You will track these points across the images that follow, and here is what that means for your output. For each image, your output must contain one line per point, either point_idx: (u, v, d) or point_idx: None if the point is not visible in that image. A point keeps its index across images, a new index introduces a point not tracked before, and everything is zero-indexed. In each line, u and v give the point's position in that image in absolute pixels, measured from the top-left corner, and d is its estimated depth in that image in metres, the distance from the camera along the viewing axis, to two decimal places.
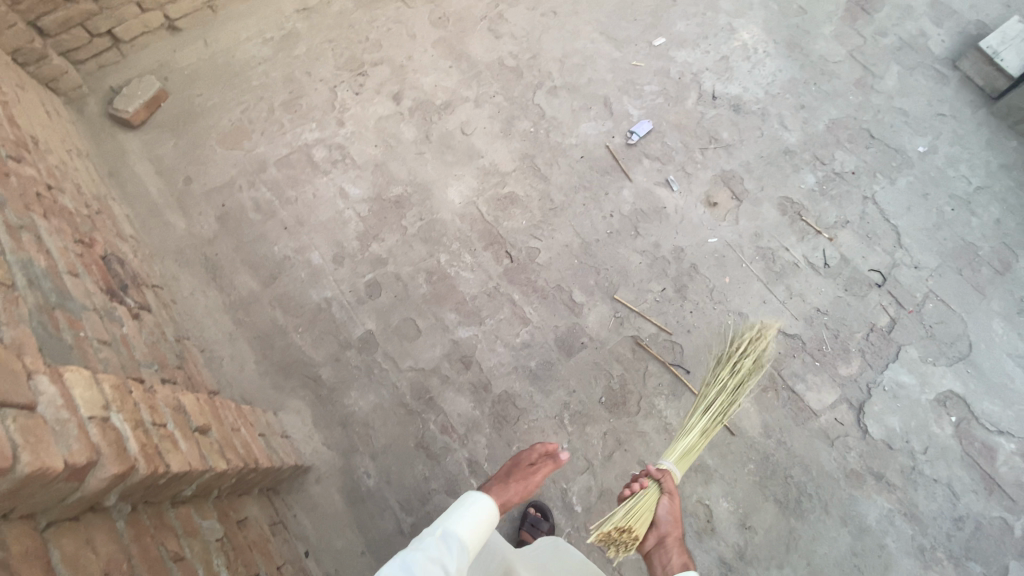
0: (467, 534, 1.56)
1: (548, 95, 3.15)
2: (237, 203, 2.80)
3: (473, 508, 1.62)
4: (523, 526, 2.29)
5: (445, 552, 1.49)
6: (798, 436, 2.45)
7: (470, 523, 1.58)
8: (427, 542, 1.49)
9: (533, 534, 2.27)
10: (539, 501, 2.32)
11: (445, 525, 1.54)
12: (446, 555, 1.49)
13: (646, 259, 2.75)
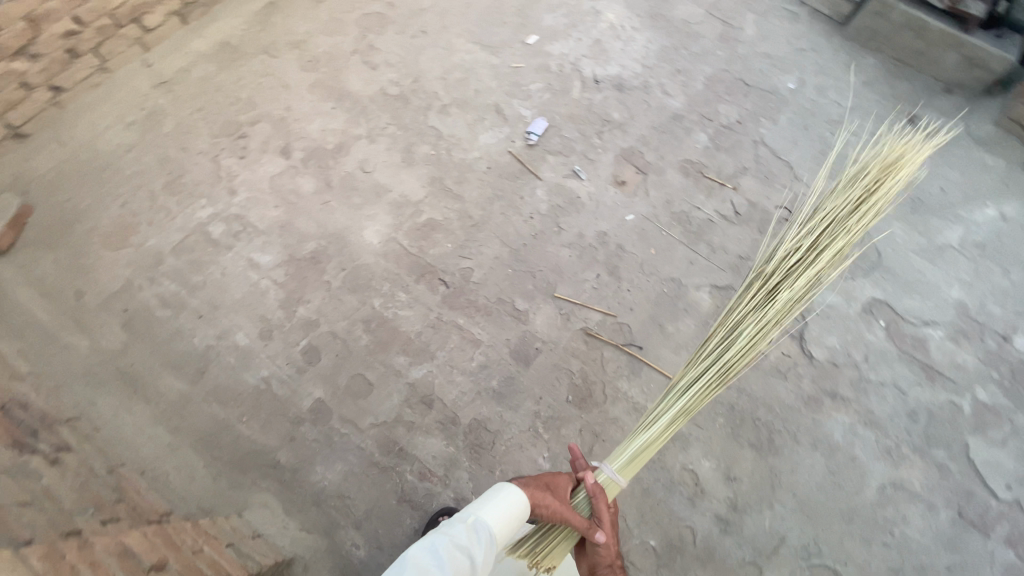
0: (499, 528, 1.46)
1: (440, 114, 3.12)
2: (141, 305, 2.59)
3: (507, 496, 1.51)
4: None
5: (473, 543, 1.40)
6: (754, 379, 2.57)
7: (501, 514, 1.47)
8: (458, 530, 1.40)
9: None
10: None
11: (477, 514, 1.45)
12: (473, 545, 1.40)
13: (575, 251, 2.79)
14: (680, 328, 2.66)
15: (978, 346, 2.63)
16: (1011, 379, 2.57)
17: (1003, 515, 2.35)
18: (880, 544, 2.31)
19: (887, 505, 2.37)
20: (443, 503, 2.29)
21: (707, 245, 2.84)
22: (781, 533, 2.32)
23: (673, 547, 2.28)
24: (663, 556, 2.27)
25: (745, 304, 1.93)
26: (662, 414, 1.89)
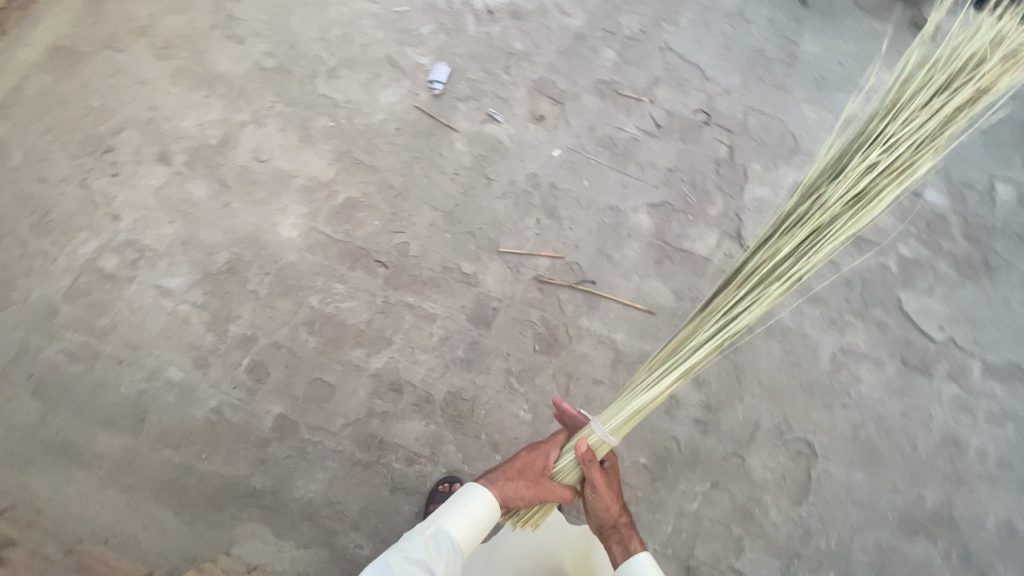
0: (462, 534, 1.44)
1: (331, 80, 2.82)
2: (47, 365, 2.28)
3: (473, 500, 1.49)
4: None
5: (433, 557, 1.38)
6: (705, 285, 2.64)
7: (463, 521, 1.45)
8: (417, 546, 1.38)
9: None
10: None
11: (438, 525, 1.43)
12: (434, 559, 1.38)
13: (509, 199, 2.69)
14: (628, 253, 2.66)
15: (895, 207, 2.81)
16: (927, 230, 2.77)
17: (937, 352, 2.60)
18: (840, 406, 2.51)
19: (840, 370, 2.56)
20: (436, 481, 2.26)
21: (636, 164, 2.80)
22: (756, 420, 2.46)
23: (663, 459, 2.38)
24: (657, 470, 2.36)
25: (778, 244, 1.55)
26: (658, 372, 1.68)
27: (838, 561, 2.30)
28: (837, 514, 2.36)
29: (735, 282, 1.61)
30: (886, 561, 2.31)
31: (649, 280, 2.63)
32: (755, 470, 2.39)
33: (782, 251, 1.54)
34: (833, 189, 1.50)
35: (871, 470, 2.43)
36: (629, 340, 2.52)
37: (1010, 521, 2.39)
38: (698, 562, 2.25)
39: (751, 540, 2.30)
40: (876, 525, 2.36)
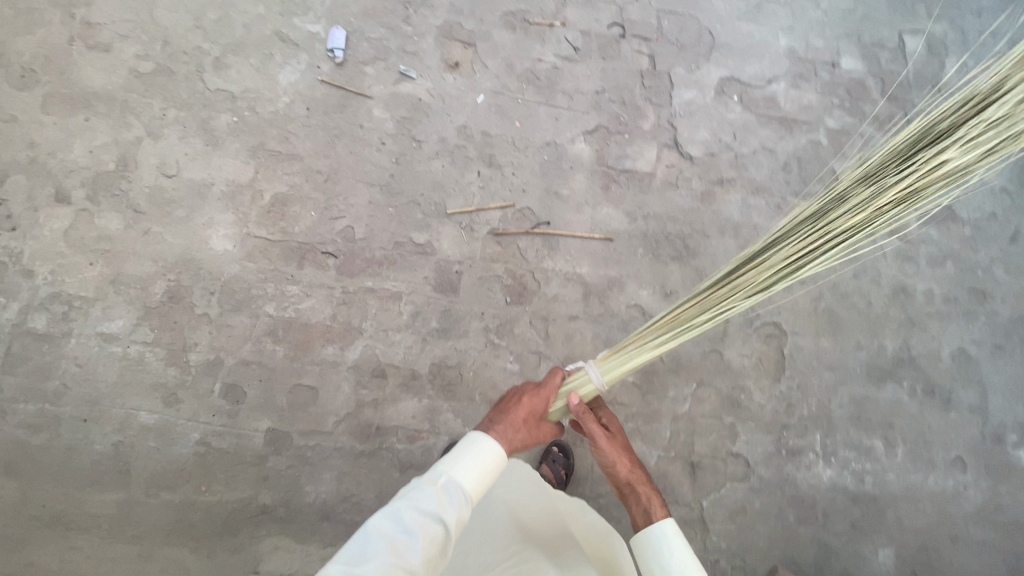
0: (471, 485, 1.43)
1: (221, 71, 2.57)
2: (5, 443, 2.13)
3: (485, 451, 1.47)
4: (544, 461, 2.30)
5: (444, 507, 1.36)
6: (655, 200, 2.67)
7: (472, 473, 1.44)
8: (426, 496, 1.36)
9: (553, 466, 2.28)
10: (562, 441, 2.37)
11: (450, 476, 1.41)
12: (443, 509, 1.36)
13: (444, 158, 2.59)
14: (575, 186, 2.64)
15: (817, 82, 2.85)
16: (849, 98, 2.84)
17: None
18: (799, 284, 2.65)
19: None
20: (443, 450, 2.30)
21: (563, 94, 2.73)
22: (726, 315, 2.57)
23: (650, 373, 2.47)
24: (646, 385, 2.46)
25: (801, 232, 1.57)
26: (670, 330, 1.72)
27: (821, 422, 2.50)
28: (813, 381, 2.54)
29: (752, 265, 1.63)
30: (861, 411, 2.53)
31: (600, 208, 2.63)
32: (735, 361, 2.52)
33: (795, 224, 1.60)
34: (889, 179, 1.46)
35: (835, 334, 2.61)
36: (594, 271, 2.55)
37: (959, 348, 2.64)
38: (699, 456, 2.41)
39: (742, 424, 2.46)
40: (848, 382, 2.56)
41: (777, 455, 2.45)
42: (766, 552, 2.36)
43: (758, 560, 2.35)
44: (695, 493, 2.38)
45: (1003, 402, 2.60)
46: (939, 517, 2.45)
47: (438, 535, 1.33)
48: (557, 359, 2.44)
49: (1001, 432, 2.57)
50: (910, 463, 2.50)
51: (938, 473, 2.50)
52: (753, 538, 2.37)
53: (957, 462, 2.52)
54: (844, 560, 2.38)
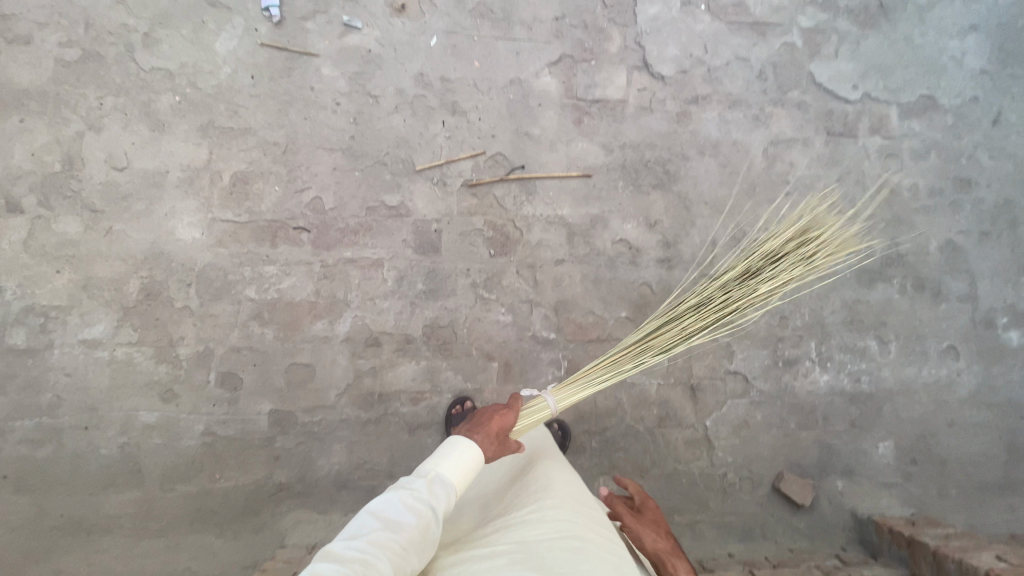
0: (459, 479, 1.46)
1: (153, 48, 2.37)
2: (11, 461, 2.13)
3: (466, 451, 1.50)
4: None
5: (434, 497, 1.38)
6: (630, 128, 2.57)
7: (458, 471, 1.46)
8: (416, 487, 1.39)
9: None
10: (563, 420, 2.36)
11: (439, 469, 1.44)
12: (433, 499, 1.38)
13: (405, 112, 2.46)
14: (545, 124, 2.53)
15: None
16: None
17: (856, 113, 2.66)
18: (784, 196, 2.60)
19: (775, 163, 2.62)
20: (448, 407, 2.32)
21: (521, 25, 2.54)
22: (714, 238, 2.54)
23: (642, 306, 2.47)
24: (639, 317, 2.46)
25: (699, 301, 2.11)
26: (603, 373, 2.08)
27: (815, 330, 2.53)
28: (804, 291, 2.55)
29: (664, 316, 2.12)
30: (853, 314, 2.56)
31: (574, 144, 2.53)
32: None
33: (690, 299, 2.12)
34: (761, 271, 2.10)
35: None
36: (575, 211, 2.49)
37: (947, 240, 2.64)
38: (699, 379, 2.45)
39: (738, 342, 2.49)
40: (839, 288, 2.57)
41: (774, 367, 2.49)
42: (771, 459, 2.44)
43: (764, 468, 2.44)
44: (698, 415, 2.43)
45: (993, 287, 2.63)
46: (934, 405, 2.53)
47: (430, 522, 1.34)
48: (549, 304, 2.42)
49: (992, 316, 2.61)
50: (904, 358, 2.55)
51: (932, 364, 2.56)
52: (758, 448, 2.44)
53: (950, 351, 2.57)
54: (846, 457, 2.47)
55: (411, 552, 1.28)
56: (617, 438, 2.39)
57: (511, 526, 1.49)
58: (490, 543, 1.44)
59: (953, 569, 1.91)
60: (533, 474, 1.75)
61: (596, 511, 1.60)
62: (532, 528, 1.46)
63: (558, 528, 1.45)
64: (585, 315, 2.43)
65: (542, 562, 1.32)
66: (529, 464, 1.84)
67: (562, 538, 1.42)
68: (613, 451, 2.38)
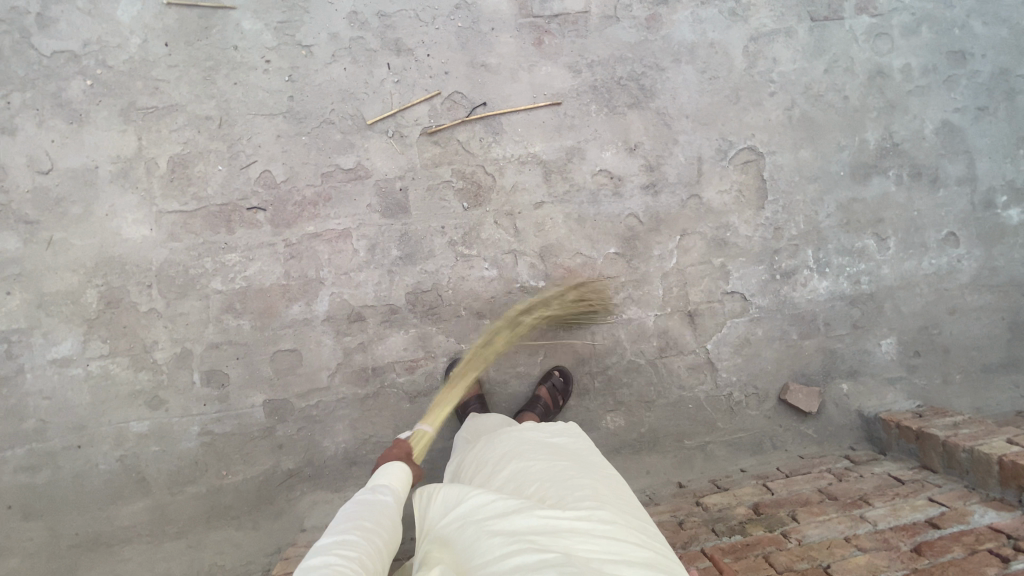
0: (396, 485, 1.44)
1: (50, 28, 2.08)
2: (13, 491, 2.09)
3: (395, 465, 1.48)
4: (543, 384, 2.24)
5: (380, 497, 1.36)
6: (596, 43, 2.32)
7: (393, 476, 1.45)
8: (364, 495, 1.35)
9: (551, 391, 2.23)
10: (562, 366, 2.30)
11: (375, 483, 1.42)
12: (382, 500, 1.35)
13: (344, 59, 2.20)
14: (502, 51, 2.28)
15: None
16: None
17: None
18: (769, 97, 2.41)
19: (757, 61, 2.40)
20: (444, 370, 2.26)
21: None
22: (698, 154, 2.37)
23: (631, 238, 2.34)
24: (630, 251, 2.34)
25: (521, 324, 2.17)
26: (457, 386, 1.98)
27: (811, 237, 2.43)
28: (797, 197, 2.42)
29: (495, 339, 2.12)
30: (849, 214, 2.45)
31: (537, 70, 2.30)
32: (715, 201, 2.38)
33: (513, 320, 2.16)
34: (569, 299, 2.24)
35: (814, 142, 2.43)
36: (548, 146, 2.30)
37: (943, 121, 2.48)
38: (695, 305, 2.38)
39: (733, 262, 2.40)
40: (834, 189, 2.44)
41: (772, 281, 2.41)
42: (776, 373, 2.42)
43: (770, 383, 2.42)
44: (699, 339, 2.38)
45: (992, 165, 2.50)
46: (935, 296, 2.49)
47: (391, 516, 1.32)
48: (533, 249, 2.30)
49: (991, 196, 2.50)
50: (903, 253, 2.48)
51: (932, 254, 2.48)
52: (761, 364, 2.41)
53: (950, 238, 2.49)
54: (850, 359, 2.45)
55: (385, 542, 1.24)
56: (620, 375, 2.35)
57: (559, 526, 1.24)
58: (536, 543, 1.18)
59: (964, 458, 1.93)
60: (578, 469, 1.48)
61: (653, 525, 1.35)
62: (582, 539, 1.21)
63: (613, 548, 1.21)
64: (572, 256, 2.32)
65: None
66: (573, 455, 1.57)
67: (619, 563, 1.17)
68: (617, 388, 2.34)
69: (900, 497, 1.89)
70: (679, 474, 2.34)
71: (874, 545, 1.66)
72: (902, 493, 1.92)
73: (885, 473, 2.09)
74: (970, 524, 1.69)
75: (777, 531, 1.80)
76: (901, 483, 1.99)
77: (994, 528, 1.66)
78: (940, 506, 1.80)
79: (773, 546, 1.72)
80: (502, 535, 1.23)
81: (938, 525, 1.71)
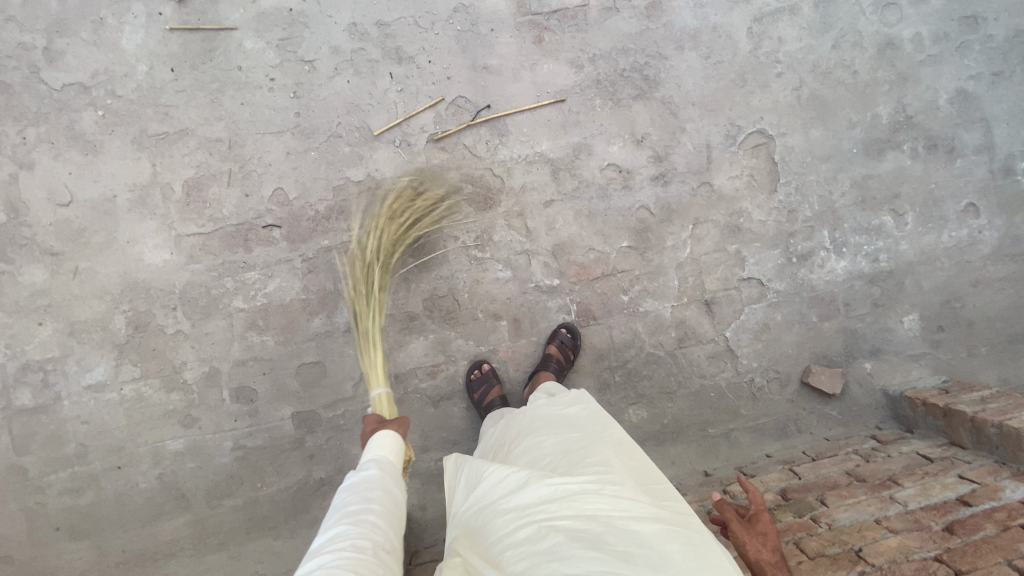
0: (383, 452, 1.38)
1: (57, 62, 2.12)
2: (59, 513, 2.16)
3: (377, 435, 1.41)
4: (552, 342, 2.26)
5: (366, 472, 1.32)
6: (596, 35, 2.30)
7: (375, 448, 1.40)
8: (352, 478, 1.32)
9: (560, 347, 2.25)
10: (568, 322, 2.31)
11: (364, 458, 1.37)
12: (374, 477, 1.31)
13: (346, 72, 2.21)
14: (502, 52, 2.27)
15: None
16: None
17: None
18: (776, 78, 2.37)
19: (762, 42, 2.36)
20: (466, 373, 2.28)
21: None
22: (707, 141, 2.35)
23: (643, 231, 2.34)
24: (642, 243, 2.34)
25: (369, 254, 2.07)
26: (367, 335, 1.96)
27: (826, 218, 2.40)
28: (810, 178, 2.39)
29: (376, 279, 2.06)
30: (864, 192, 2.41)
31: (540, 68, 2.29)
32: (726, 187, 2.36)
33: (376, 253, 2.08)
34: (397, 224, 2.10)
35: (824, 120, 2.39)
36: (555, 144, 2.30)
37: (957, 90, 2.42)
38: (712, 293, 2.37)
39: (748, 248, 2.38)
40: (847, 167, 2.41)
41: (789, 264, 2.40)
42: (797, 356, 2.41)
43: (791, 366, 2.41)
44: (717, 327, 2.38)
45: (1010, 131, 2.44)
46: (957, 268, 2.45)
47: (384, 487, 1.28)
48: (545, 249, 2.30)
49: (1010, 163, 2.44)
50: (922, 227, 2.44)
51: (951, 227, 2.44)
52: (782, 349, 2.40)
53: (969, 209, 2.44)
54: (872, 338, 2.43)
55: (379, 520, 1.20)
56: (639, 368, 2.35)
57: (567, 491, 1.31)
58: (547, 512, 1.27)
59: (993, 433, 1.90)
60: (589, 436, 1.54)
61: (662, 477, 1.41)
62: (590, 501, 1.28)
63: (620, 506, 1.27)
64: (585, 253, 2.32)
65: (605, 547, 1.17)
66: (583, 423, 1.62)
67: (624, 520, 1.24)
68: (637, 381, 2.35)
69: (929, 476, 1.87)
70: (705, 463, 2.34)
71: (905, 526, 1.65)
72: (932, 472, 1.90)
73: (913, 452, 2.07)
74: (1001, 500, 1.67)
75: (806, 515, 1.80)
76: (930, 462, 1.97)
77: None
78: (970, 484, 1.78)
79: (804, 531, 1.72)
80: (517, 508, 1.33)
81: (969, 503, 1.68)
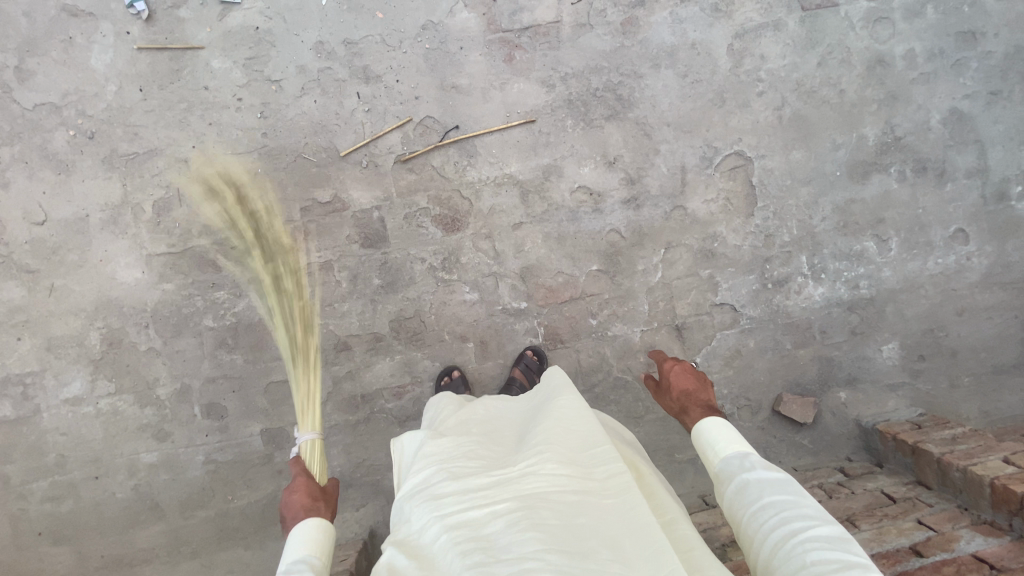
0: (309, 551, 1.29)
1: (29, 82, 2.15)
2: (41, 519, 2.26)
3: (299, 528, 1.32)
4: (517, 365, 2.26)
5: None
6: (569, 53, 2.24)
7: (300, 547, 1.29)
8: None
9: (526, 372, 2.25)
10: (535, 346, 2.30)
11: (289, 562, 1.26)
12: None
13: (314, 91, 2.19)
14: (472, 71, 2.23)
15: None
16: None
17: None
18: (757, 97, 2.28)
19: (743, 59, 2.27)
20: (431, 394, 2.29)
21: None
22: (681, 163, 2.28)
23: (613, 254, 2.30)
24: (612, 267, 2.30)
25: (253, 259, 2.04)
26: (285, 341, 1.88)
27: (805, 243, 2.33)
28: (789, 202, 2.32)
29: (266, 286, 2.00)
30: (846, 217, 2.33)
31: (510, 87, 2.24)
32: (700, 211, 2.30)
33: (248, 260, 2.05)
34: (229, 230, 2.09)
35: (807, 142, 2.30)
36: (524, 165, 2.26)
37: (950, 110, 2.31)
38: (683, 318, 2.33)
39: (722, 273, 2.33)
40: (829, 190, 2.32)
41: (763, 291, 2.34)
42: (769, 383, 2.36)
43: (763, 394, 2.36)
44: (687, 353, 2.34)
45: (1005, 154, 2.33)
46: (942, 296, 2.36)
47: None
48: (513, 271, 2.28)
49: (1005, 187, 2.33)
50: (906, 254, 2.35)
51: (938, 254, 2.35)
52: (754, 375, 2.36)
53: (958, 235, 2.35)
54: (848, 366, 2.38)
55: None
56: (606, 392, 2.34)
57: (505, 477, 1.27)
58: (483, 497, 1.22)
59: (957, 477, 1.86)
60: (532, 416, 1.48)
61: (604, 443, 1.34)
62: (527, 482, 1.24)
63: (555, 485, 1.23)
64: (554, 276, 2.29)
65: (544, 530, 1.12)
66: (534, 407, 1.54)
67: (560, 499, 1.20)
68: (604, 405, 2.33)
69: (887, 519, 1.84)
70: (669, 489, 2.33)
71: None
72: (891, 514, 1.87)
73: (877, 490, 2.04)
74: (953, 552, 1.63)
75: None
76: (892, 502, 1.94)
77: (978, 557, 1.59)
78: (927, 531, 1.74)
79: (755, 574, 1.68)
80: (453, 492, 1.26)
81: (920, 554, 1.64)
